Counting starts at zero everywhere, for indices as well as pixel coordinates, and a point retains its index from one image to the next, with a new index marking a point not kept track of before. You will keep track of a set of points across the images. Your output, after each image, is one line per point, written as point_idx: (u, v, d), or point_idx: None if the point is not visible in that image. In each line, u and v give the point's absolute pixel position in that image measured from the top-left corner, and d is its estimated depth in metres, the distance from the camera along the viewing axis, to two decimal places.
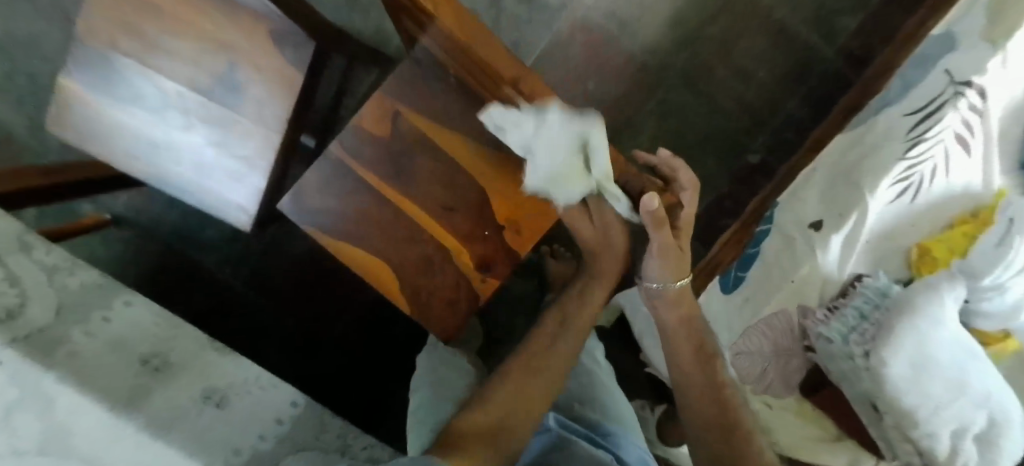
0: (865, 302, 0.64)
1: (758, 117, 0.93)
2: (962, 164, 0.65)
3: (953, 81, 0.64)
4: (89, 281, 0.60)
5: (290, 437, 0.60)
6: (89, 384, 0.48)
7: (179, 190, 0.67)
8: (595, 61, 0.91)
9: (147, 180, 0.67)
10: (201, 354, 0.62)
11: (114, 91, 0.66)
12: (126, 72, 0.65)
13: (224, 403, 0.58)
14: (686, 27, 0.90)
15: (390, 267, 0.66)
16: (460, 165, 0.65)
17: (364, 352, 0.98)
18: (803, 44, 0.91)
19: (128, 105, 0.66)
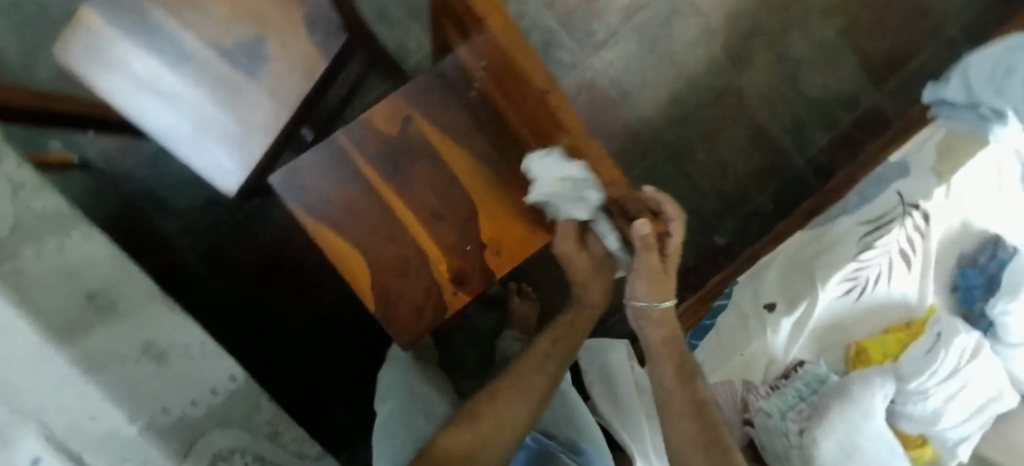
0: (806, 386, 0.67)
1: (731, 203, 1.00)
2: (902, 277, 0.72)
3: (903, 202, 0.73)
4: (52, 206, 0.57)
5: (220, 412, 0.56)
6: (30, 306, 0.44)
7: (170, 141, 0.66)
8: (595, 121, 0.96)
9: (140, 125, 0.66)
10: (150, 304, 0.59)
11: (136, 33, 0.66)
12: (153, 18, 0.66)
13: (163, 359, 0.54)
14: (681, 109, 0.97)
15: (365, 261, 0.66)
16: (458, 178, 0.67)
17: (313, 352, 0.97)
18: (778, 149, 0.99)
19: (145, 49, 0.66)
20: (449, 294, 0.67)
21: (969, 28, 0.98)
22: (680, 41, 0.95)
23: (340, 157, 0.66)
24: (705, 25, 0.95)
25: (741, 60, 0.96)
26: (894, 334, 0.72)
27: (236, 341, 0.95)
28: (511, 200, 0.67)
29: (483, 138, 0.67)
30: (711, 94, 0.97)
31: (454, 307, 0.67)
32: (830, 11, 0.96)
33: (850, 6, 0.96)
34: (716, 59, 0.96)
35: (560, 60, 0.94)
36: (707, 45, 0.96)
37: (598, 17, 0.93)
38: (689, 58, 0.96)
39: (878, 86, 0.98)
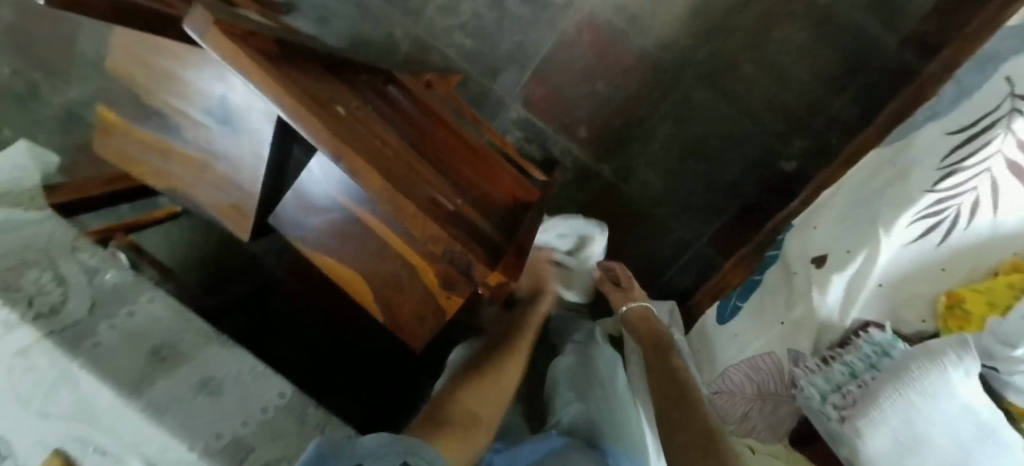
0: (860, 360, 0.55)
1: (794, 120, 0.86)
2: (1015, 198, 0.51)
3: (1012, 93, 0.51)
4: (121, 279, 0.73)
5: (272, 423, 0.67)
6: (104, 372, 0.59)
7: (201, 204, 0.73)
8: (603, 63, 0.90)
9: (184, 198, 0.76)
10: (207, 346, 0.72)
11: (150, 122, 0.71)
12: (156, 105, 0.70)
13: (218, 391, 0.67)
14: (709, 18, 0.85)
15: (365, 280, 0.72)
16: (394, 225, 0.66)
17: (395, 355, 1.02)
18: (857, 31, 0.81)
19: (160, 131, 0.71)
20: (443, 298, 0.69)
21: None
22: None
23: (323, 187, 0.66)
24: None
25: None
26: (1004, 277, 0.51)
27: (325, 346, 1.01)
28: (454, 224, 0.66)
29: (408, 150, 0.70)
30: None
31: (451, 310, 0.69)
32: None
33: None
34: None
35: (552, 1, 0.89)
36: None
37: None
38: None
39: None
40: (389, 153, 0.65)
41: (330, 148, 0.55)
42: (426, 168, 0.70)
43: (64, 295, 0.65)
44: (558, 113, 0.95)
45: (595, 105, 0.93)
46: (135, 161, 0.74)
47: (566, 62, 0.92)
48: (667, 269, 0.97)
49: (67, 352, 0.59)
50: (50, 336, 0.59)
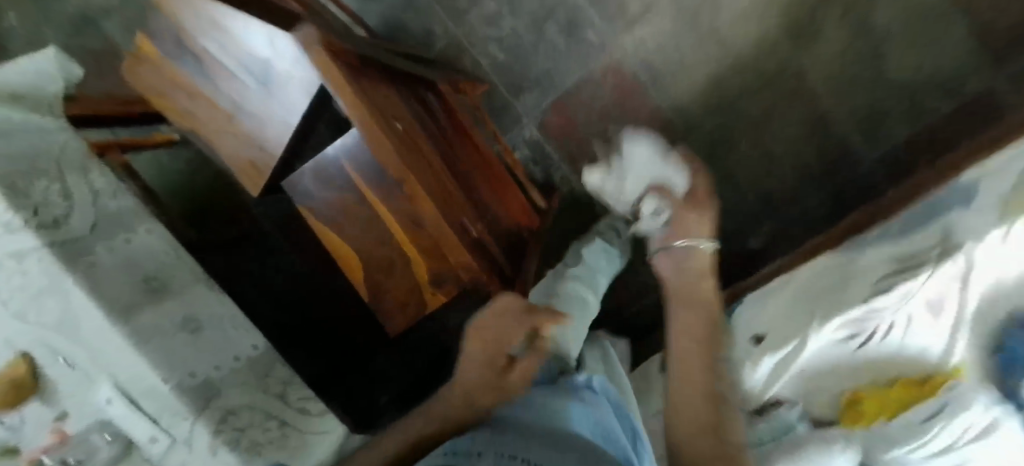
0: (767, 431, 0.66)
1: (772, 203, 0.96)
2: (924, 329, 0.61)
3: (945, 241, 0.60)
4: (124, 205, 0.75)
5: (241, 372, 0.74)
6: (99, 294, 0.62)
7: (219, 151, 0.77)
8: (620, 107, 0.99)
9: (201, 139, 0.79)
10: (195, 286, 0.77)
11: (182, 63, 0.73)
12: (191, 49, 0.72)
13: (198, 331, 0.72)
14: (722, 94, 0.94)
15: (358, 258, 0.76)
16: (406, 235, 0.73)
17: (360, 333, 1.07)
18: (842, 141, 0.90)
19: (191, 74, 0.74)
20: (427, 292, 0.75)
21: None
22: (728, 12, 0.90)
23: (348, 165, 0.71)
24: None
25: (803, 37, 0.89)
26: (898, 387, 0.62)
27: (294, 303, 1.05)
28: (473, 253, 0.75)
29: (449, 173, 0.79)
30: (760, 77, 0.92)
31: (432, 304, 0.76)
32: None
33: None
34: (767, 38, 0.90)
35: (585, 44, 0.97)
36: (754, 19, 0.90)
37: None
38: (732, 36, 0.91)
39: (998, 64, 0.79)
40: (434, 173, 0.75)
41: (381, 150, 0.68)
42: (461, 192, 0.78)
43: (69, 208, 0.64)
44: (568, 141, 1.03)
45: (601, 144, 1.01)
46: (161, 96, 0.77)
47: (585, 100, 1.01)
48: None
49: (67, 268, 0.60)
50: (50, 247, 0.60)
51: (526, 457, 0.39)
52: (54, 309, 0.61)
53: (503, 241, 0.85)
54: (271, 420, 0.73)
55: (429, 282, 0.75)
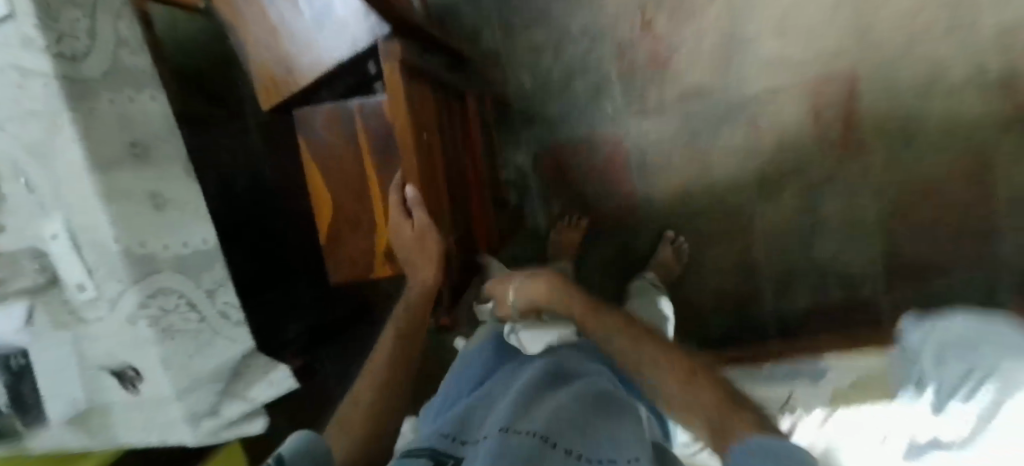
0: None
1: (684, 310, 1.15)
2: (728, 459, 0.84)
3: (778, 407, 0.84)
4: (137, 62, 0.74)
5: (183, 259, 0.76)
6: (91, 140, 0.62)
7: (245, 47, 0.79)
8: (605, 176, 1.13)
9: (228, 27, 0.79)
10: (173, 163, 0.78)
11: None
12: None
13: (161, 207, 0.74)
14: (688, 207, 1.11)
15: (331, 206, 0.82)
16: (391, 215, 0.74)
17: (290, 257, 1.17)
18: (755, 286, 1.11)
19: None
20: (380, 262, 0.83)
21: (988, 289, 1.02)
22: (721, 144, 1.06)
23: (363, 124, 0.77)
24: (749, 143, 1.05)
25: (767, 192, 1.06)
26: None
27: (245, 204, 1.11)
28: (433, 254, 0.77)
29: (444, 174, 0.81)
30: (719, 207, 1.09)
31: (380, 272, 0.84)
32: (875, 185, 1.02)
33: (887, 199, 1.02)
34: (740, 179, 1.07)
35: (602, 112, 1.10)
36: (736, 159, 1.06)
37: (654, 87, 1.06)
38: (715, 163, 1.07)
39: (890, 288, 1.05)
40: (432, 171, 0.76)
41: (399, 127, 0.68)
42: (445, 194, 0.81)
43: (89, 48, 0.64)
44: (552, 182, 1.15)
45: (578, 197, 1.15)
46: None
47: (582, 156, 1.13)
48: None
49: (68, 103, 0.59)
50: (61, 79, 0.59)
51: (521, 428, 0.44)
52: (35, 132, 0.60)
53: (465, 250, 0.90)
54: (193, 314, 0.76)
55: (384, 254, 0.83)
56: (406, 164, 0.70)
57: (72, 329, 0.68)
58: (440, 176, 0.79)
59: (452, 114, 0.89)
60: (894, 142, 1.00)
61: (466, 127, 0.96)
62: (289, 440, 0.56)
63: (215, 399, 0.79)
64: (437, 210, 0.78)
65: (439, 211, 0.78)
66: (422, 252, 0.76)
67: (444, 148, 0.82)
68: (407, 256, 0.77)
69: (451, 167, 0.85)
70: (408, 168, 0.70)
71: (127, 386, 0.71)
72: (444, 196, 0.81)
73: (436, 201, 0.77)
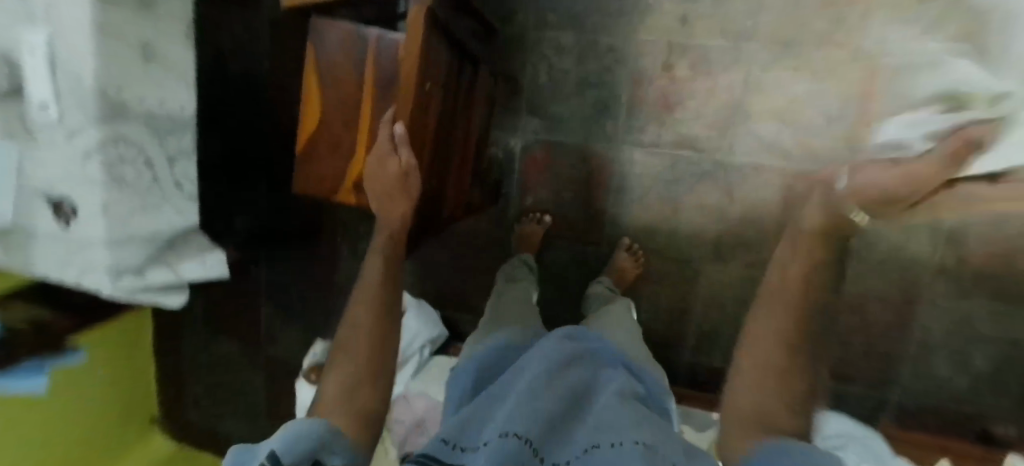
0: None
1: None
2: None
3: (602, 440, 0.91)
4: None
5: (155, 119, 0.76)
6: None
7: None
8: (583, 188, 1.17)
9: None
10: (176, 24, 0.77)
11: None
12: None
13: (149, 60, 0.73)
14: (648, 243, 1.16)
15: (318, 119, 0.83)
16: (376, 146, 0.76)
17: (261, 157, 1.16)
18: (679, 334, 1.19)
19: None
20: (345, 188, 0.85)
21: (871, 403, 1.13)
22: (695, 198, 1.12)
23: (375, 53, 0.77)
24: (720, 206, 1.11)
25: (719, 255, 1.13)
26: None
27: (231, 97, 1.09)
28: (404, 194, 0.78)
29: (435, 128, 0.82)
30: (674, 253, 1.16)
31: (344, 196, 0.86)
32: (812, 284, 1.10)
33: (817, 299, 1.11)
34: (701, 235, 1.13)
35: (602, 129, 1.13)
36: (703, 217, 1.12)
37: (657, 124, 1.10)
38: (683, 214, 1.13)
39: None
40: (425, 119, 0.77)
41: (409, 67, 0.68)
42: (430, 146, 0.82)
43: None
44: (535, 176, 1.19)
45: (552, 200, 1.19)
46: None
47: (567, 161, 1.17)
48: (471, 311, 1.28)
49: None
50: None
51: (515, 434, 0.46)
52: None
53: (433, 206, 0.91)
54: (148, 173, 0.76)
55: (352, 182, 0.84)
56: (405, 103, 0.70)
57: (21, 142, 0.66)
58: (431, 126, 0.80)
59: (461, 76, 0.89)
60: (842, 253, 1.08)
61: (472, 92, 0.97)
62: (276, 435, 0.50)
63: (146, 260, 0.80)
64: (421, 156, 0.79)
65: (421, 158, 0.79)
66: (399, 190, 0.78)
67: (443, 103, 0.84)
68: (379, 188, 0.78)
69: (445, 122, 0.86)
70: (404, 107, 0.70)
71: (59, 219, 0.71)
72: (430, 145, 0.81)
73: (421, 147, 0.78)
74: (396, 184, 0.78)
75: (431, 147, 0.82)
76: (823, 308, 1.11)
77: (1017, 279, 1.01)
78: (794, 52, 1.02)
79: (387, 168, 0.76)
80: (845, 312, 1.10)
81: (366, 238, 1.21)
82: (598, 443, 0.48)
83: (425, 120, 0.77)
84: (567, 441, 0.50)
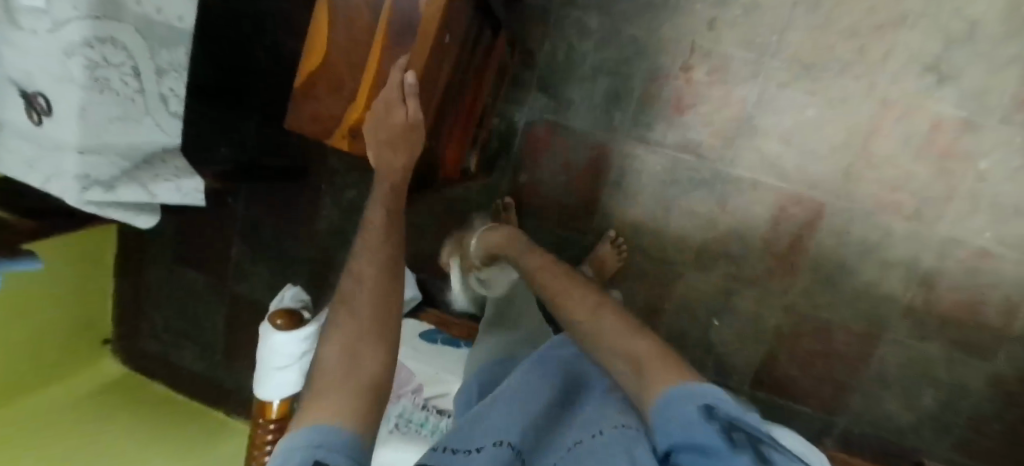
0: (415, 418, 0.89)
1: None
2: None
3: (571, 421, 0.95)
4: None
5: (150, 25, 0.71)
6: None
7: None
8: (579, 175, 1.16)
9: None
10: None
11: None
12: None
13: None
14: (635, 240, 1.17)
15: (321, 57, 0.76)
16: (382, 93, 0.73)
17: (253, 89, 1.11)
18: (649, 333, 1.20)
19: None
20: (340, 133, 0.81)
21: (818, 426, 1.17)
22: (688, 203, 1.12)
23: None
24: (710, 215, 1.12)
25: (701, 264, 1.14)
26: None
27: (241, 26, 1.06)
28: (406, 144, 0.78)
29: (446, 84, 0.81)
30: (657, 254, 1.16)
31: (338, 141, 0.82)
32: (784, 304, 1.12)
33: (787, 320, 1.13)
34: (687, 240, 1.14)
35: (609, 119, 1.12)
36: (692, 224, 1.13)
37: (664, 123, 1.09)
38: (674, 217, 1.14)
39: (747, 389, 1.18)
40: (438, 72, 0.76)
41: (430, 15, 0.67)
42: (437, 101, 0.81)
43: None
44: (534, 155, 1.17)
45: (547, 182, 1.18)
46: None
47: (568, 145, 1.15)
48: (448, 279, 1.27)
49: None
50: None
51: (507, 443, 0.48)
52: None
53: (430, 163, 0.91)
54: (134, 82, 0.72)
55: (349, 128, 0.80)
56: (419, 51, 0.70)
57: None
58: (443, 81, 0.80)
59: (478, 35, 0.85)
60: (819, 279, 1.10)
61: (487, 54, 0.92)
62: (294, 440, 0.42)
63: (117, 174, 0.74)
64: (426, 108, 0.79)
65: (427, 111, 0.79)
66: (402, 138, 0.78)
67: (459, 61, 0.82)
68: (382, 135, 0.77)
69: (456, 81, 0.85)
70: (418, 55, 0.70)
71: (31, 115, 0.66)
72: (439, 99, 0.82)
73: (429, 100, 0.78)
74: (400, 134, 0.78)
75: (438, 103, 0.82)
76: (791, 329, 1.13)
77: (976, 331, 1.05)
78: (810, 75, 1.02)
79: (393, 118, 0.74)
80: (811, 337, 1.13)
81: (352, 188, 1.18)
82: (581, 439, 0.50)
83: (437, 73, 0.76)
84: (552, 442, 0.52)
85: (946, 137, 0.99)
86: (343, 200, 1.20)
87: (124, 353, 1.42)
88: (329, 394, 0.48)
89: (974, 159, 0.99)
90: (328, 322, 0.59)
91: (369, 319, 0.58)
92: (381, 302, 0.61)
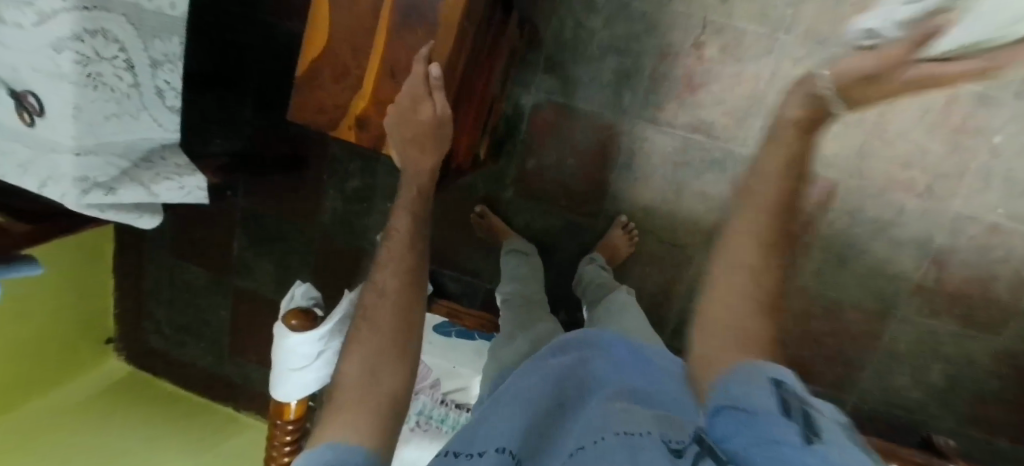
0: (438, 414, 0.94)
1: None
2: None
3: None
4: None
5: (142, 15, 0.67)
6: None
7: None
8: (588, 159, 1.14)
9: None
10: None
11: None
12: None
13: None
14: (645, 223, 1.16)
15: (324, 43, 0.72)
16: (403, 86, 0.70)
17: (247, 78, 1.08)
18: (661, 316, 1.20)
19: None
20: (347, 125, 0.77)
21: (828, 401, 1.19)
22: (700, 183, 1.11)
23: None
24: (723, 196, 1.10)
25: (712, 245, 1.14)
26: None
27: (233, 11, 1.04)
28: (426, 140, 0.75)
29: (463, 70, 0.77)
30: (668, 235, 1.15)
31: (343, 133, 0.78)
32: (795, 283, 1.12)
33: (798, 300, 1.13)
34: (699, 222, 1.13)
35: (618, 100, 1.09)
36: (704, 205, 1.11)
37: (676, 102, 1.06)
38: (686, 199, 1.12)
39: None
40: (458, 58, 0.73)
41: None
42: (455, 89, 0.77)
43: None
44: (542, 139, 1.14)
45: (556, 166, 1.15)
46: None
47: (577, 128, 1.12)
48: (457, 267, 1.25)
49: None
50: None
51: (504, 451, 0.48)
52: None
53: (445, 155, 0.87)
54: (129, 77, 0.68)
55: (356, 119, 0.76)
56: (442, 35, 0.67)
57: None
58: (460, 67, 0.76)
59: (491, 17, 0.81)
60: (831, 259, 1.09)
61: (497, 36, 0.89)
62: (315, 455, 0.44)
63: (116, 174, 0.71)
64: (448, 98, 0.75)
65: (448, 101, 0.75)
66: (427, 135, 0.75)
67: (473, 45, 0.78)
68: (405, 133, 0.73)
69: (471, 67, 0.82)
70: (441, 41, 0.67)
71: (24, 115, 0.63)
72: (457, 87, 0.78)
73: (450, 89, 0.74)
74: (424, 131, 0.74)
75: (455, 91, 0.78)
76: (802, 308, 1.14)
77: (985, 305, 1.06)
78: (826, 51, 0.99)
79: (421, 113, 0.70)
80: (822, 315, 1.13)
81: (355, 178, 1.15)
82: (583, 446, 0.48)
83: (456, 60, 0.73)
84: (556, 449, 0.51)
85: (962, 112, 0.98)
86: (347, 190, 1.17)
87: (128, 349, 1.40)
88: (341, 411, 0.49)
89: (990, 133, 0.98)
90: (349, 338, 0.58)
91: (390, 332, 0.57)
92: (404, 313, 0.59)
